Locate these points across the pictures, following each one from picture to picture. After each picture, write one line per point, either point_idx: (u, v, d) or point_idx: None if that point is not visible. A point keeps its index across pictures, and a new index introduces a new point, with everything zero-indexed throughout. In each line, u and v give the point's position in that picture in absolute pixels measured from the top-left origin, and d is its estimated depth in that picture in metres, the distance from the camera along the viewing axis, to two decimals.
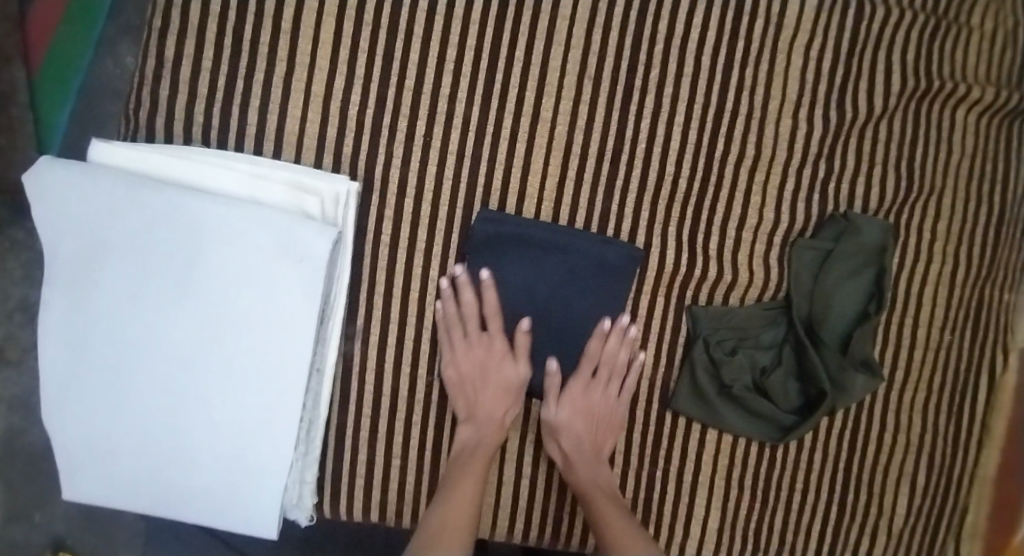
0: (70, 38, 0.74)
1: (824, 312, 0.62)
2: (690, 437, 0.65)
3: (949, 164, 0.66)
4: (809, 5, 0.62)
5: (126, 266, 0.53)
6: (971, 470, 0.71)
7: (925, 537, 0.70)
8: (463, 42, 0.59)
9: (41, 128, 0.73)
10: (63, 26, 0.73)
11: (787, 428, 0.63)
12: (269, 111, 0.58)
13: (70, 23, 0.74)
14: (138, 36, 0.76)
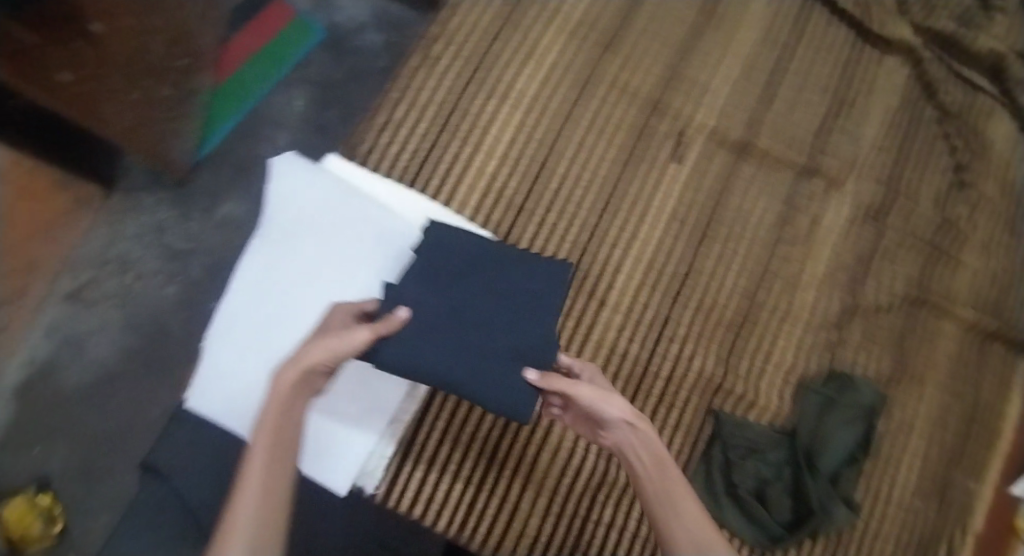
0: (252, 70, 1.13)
1: (823, 444, 0.76)
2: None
3: (930, 360, 0.84)
4: (843, 214, 0.83)
5: (321, 241, 0.71)
6: None
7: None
8: (597, 170, 0.79)
9: (212, 124, 1.10)
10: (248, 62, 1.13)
11: (776, 537, 0.74)
12: (450, 175, 0.77)
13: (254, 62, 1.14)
14: (310, 90, 1.15)
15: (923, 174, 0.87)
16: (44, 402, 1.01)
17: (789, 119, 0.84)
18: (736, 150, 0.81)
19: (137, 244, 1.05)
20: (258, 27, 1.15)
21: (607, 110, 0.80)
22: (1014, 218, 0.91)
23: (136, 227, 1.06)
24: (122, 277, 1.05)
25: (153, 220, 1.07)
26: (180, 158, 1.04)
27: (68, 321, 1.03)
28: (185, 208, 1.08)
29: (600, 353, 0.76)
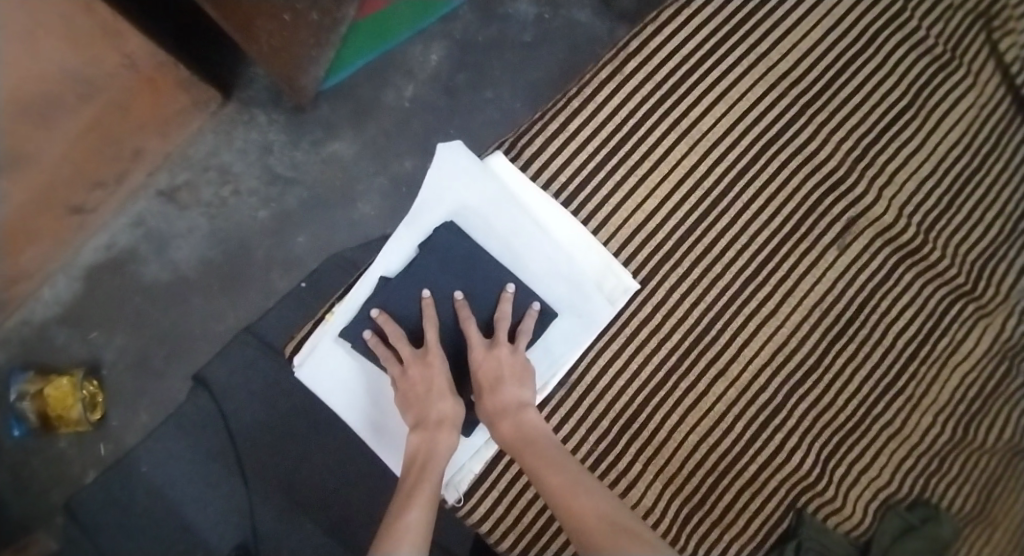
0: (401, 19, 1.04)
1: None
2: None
3: (1007, 510, 0.83)
4: (980, 347, 0.80)
5: (466, 241, 0.68)
6: None
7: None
8: (755, 236, 0.76)
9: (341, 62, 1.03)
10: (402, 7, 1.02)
11: None
12: (608, 202, 0.72)
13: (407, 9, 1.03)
14: (449, 46, 1.10)
15: None
16: (115, 290, 1.00)
17: (957, 236, 0.81)
18: (899, 255, 0.78)
19: (241, 156, 1.02)
20: None
21: (788, 177, 0.77)
22: None
23: (243, 140, 1.02)
24: (219, 187, 1.02)
25: (262, 137, 1.02)
26: (308, 82, 0.99)
27: (158, 215, 1.01)
28: (296, 134, 1.04)
29: (704, 423, 0.74)
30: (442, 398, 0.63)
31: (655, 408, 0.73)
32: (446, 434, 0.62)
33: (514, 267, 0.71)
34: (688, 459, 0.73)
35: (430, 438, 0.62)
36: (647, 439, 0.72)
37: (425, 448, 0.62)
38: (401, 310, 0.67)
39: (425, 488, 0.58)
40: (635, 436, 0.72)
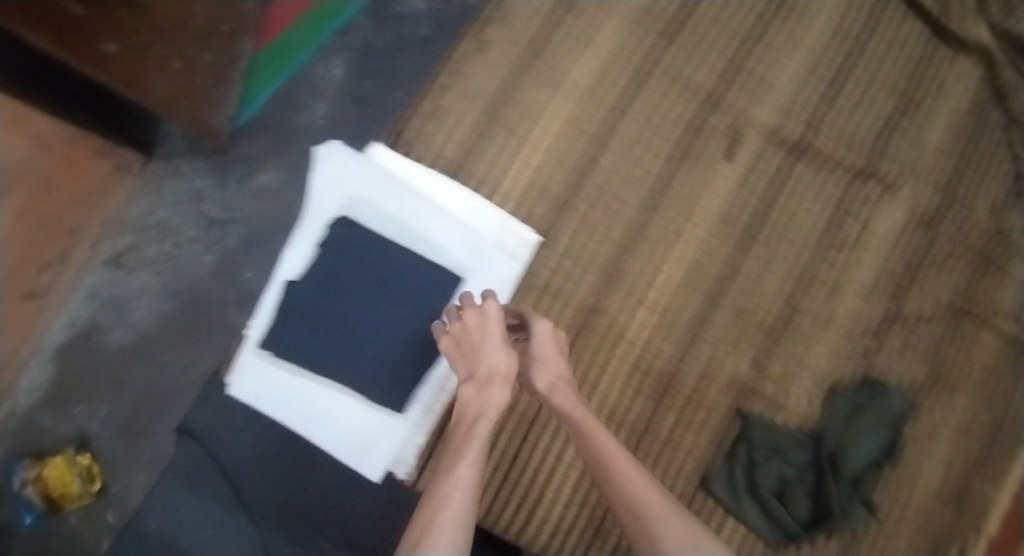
0: (300, 37, 1.01)
1: (848, 452, 0.76)
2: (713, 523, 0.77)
3: (965, 373, 0.83)
4: (894, 221, 0.81)
5: (360, 226, 0.70)
6: None
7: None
8: (644, 164, 0.78)
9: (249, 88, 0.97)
10: (296, 26, 1.00)
11: (792, 534, 0.77)
12: (493, 165, 0.76)
13: (302, 25, 1.01)
14: None
15: (981, 184, 0.85)
16: (58, 374, 0.86)
17: (850, 120, 0.82)
18: (789, 151, 0.80)
19: (173, 210, 1.05)
20: None
21: (663, 103, 0.79)
22: None
23: (171, 186, 0.92)
24: None
25: (182, 172, 0.93)
26: None
27: None
28: (222, 164, 0.94)
29: (635, 351, 0.77)
30: (493, 351, 0.63)
31: (586, 347, 0.76)
32: (497, 388, 0.61)
33: (415, 243, 0.72)
34: (627, 388, 0.76)
35: (483, 390, 0.61)
36: (584, 379, 0.75)
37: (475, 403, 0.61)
38: (316, 305, 0.68)
39: (475, 445, 0.57)
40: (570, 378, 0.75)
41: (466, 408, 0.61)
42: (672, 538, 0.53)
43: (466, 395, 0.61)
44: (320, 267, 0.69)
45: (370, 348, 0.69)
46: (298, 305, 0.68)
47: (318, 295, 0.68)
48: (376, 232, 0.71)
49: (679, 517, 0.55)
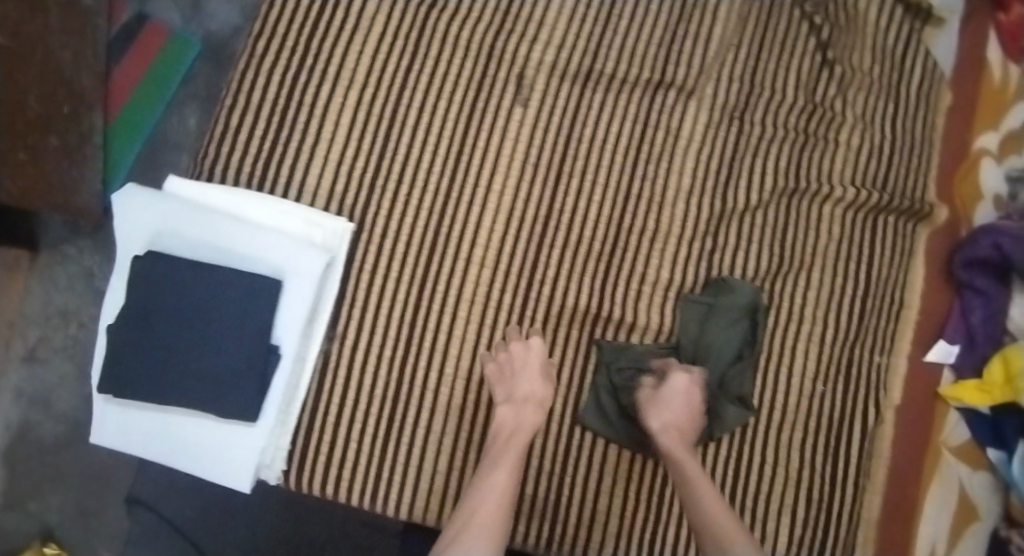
0: (143, 101, 1.08)
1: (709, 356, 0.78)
2: (596, 455, 0.79)
3: (816, 249, 0.83)
4: (701, 122, 0.82)
5: (171, 254, 0.73)
6: (849, 508, 0.83)
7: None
8: (440, 131, 0.80)
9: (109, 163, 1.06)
10: (136, 91, 1.07)
11: None
12: (297, 169, 0.79)
13: (142, 88, 1.08)
14: None
15: (784, 61, 0.83)
16: (11, 477, 1.05)
17: (633, 35, 0.82)
18: (580, 81, 0.81)
19: (70, 293, 1.07)
20: (143, 42, 1.08)
21: (444, 68, 0.81)
22: (890, 80, 0.86)
23: (66, 277, 1.08)
24: (66, 328, 1.07)
25: (79, 266, 1.07)
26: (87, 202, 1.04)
27: (27, 378, 1.06)
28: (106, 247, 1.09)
29: (472, 312, 0.79)
30: (528, 380, 0.73)
31: (425, 318, 0.79)
32: (533, 411, 0.72)
33: (228, 258, 0.74)
34: (473, 348, 0.79)
35: (519, 412, 0.72)
36: (432, 348, 0.79)
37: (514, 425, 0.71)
38: (140, 339, 0.70)
39: (512, 456, 0.68)
40: (417, 351, 0.79)
41: (502, 425, 0.72)
42: (702, 512, 0.63)
43: (507, 413, 0.72)
44: (136, 303, 0.71)
45: (199, 367, 0.71)
46: (128, 345, 0.70)
47: (139, 330, 0.71)
48: (185, 257, 0.73)
49: (710, 493, 0.64)
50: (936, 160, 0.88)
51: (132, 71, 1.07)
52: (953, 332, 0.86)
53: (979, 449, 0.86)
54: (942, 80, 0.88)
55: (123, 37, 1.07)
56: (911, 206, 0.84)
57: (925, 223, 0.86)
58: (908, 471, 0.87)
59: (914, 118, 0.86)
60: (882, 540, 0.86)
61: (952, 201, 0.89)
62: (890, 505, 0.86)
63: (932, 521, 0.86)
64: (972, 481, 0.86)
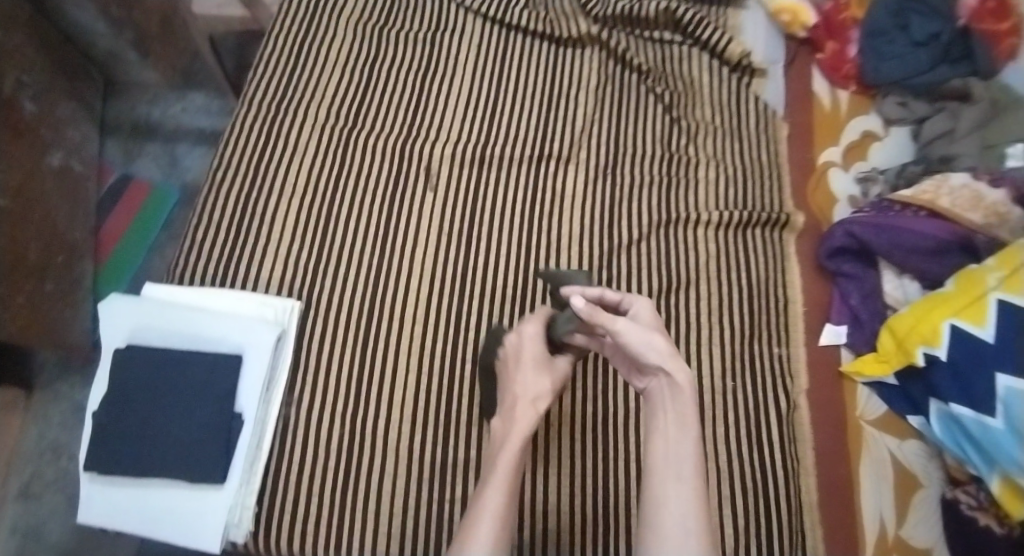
0: (129, 246, 1.25)
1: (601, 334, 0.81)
2: (537, 481, 0.82)
3: (702, 264, 0.94)
4: (580, 181, 0.99)
5: (147, 346, 0.84)
6: (787, 492, 0.84)
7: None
8: (367, 221, 0.96)
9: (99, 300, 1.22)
10: (125, 236, 1.26)
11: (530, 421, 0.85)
12: (249, 264, 0.92)
13: (129, 235, 1.26)
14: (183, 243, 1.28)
15: (640, 125, 1.02)
16: None
17: (512, 125, 1.01)
18: (475, 164, 0.99)
19: (62, 428, 1.12)
20: (128, 198, 1.27)
21: (365, 171, 0.98)
22: (729, 123, 1.02)
23: (59, 413, 1.14)
24: (57, 461, 1.10)
25: (71, 401, 1.15)
26: (76, 336, 1.14)
27: (13, 515, 1.06)
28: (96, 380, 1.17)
29: (410, 360, 0.91)
30: (520, 376, 0.73)
31: (370, 374, 0.90)
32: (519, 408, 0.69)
33: (194, 342, 0.86)
34: (416, 394, 0.89)
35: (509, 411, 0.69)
36: (377, 400, 0.89)
37: (513, 424, 0.67)
38: (119, 419, 0.81)
39: (509, 455, 0.64)
40: (366, 405, 0.89)
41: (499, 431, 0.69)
42: (670, 492, 0.54)
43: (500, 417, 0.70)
44: (116, 388, 0.81)
45: (174, 436, 0.81)
46: (110, 425, 0.80)
47: (119, 411, 0.81)
48: (160, 347, 0.85)
49: (694, 484, 0.54)
50: (785, 175, 1.01)
51: (121, 222, 1.26)
52: (840, 315, 0.94)
53: (902, 419, 0.89)
54: (775, 117, 1.04)
55: (112, 197, 1.27)
56: (769, 217, 0.96)
57: (789, 230, 0.98)
58: (835, 450, 0.89)
59: (757, 151, 1.01)
60: (828, 520, 0.86)
61: (809, 206, 1.00)
62: (829, 485, 0.88)
63: (875, 496, 0.86)
64: (903, 451, 0.88)
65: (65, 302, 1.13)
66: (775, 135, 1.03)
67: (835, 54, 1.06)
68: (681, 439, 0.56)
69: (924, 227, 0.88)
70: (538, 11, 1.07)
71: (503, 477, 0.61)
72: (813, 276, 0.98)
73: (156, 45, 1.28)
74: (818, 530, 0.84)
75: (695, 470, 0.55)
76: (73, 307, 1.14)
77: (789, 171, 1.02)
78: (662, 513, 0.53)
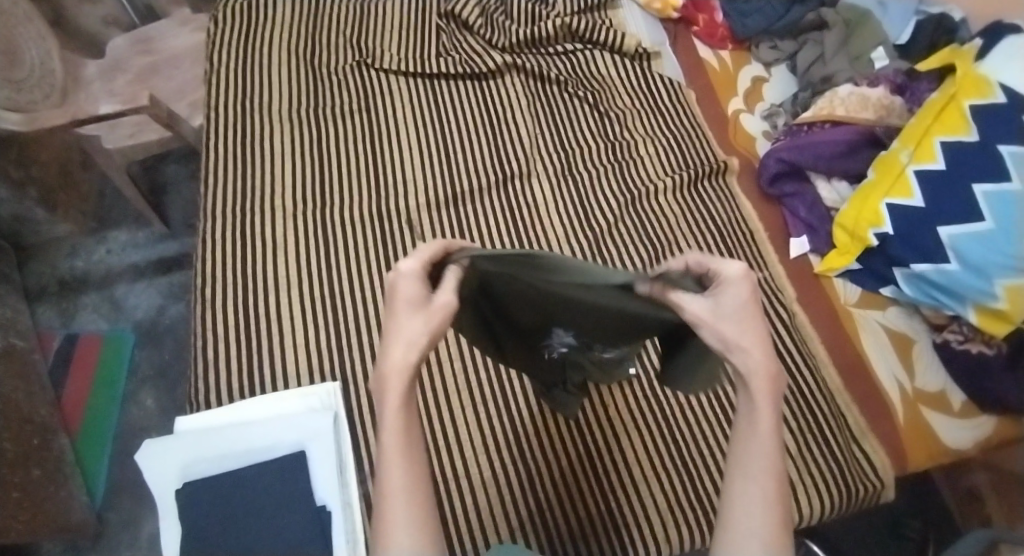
0: (100, 405, 1.16)
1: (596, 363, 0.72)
2: (619, 454, 0.89)
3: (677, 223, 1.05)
4: (547, 187, 1.06)
5: (204, 476, 0.82)
6: (817, 385, 0.98)
7: (821, 448, 0.93)
8: (370, 286, 0.98)
9: (86, 471, 1.11)
10: (91, 396, 1.17)
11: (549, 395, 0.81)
12: (273, 364, 0.92)
13: (96, 394, 1.17)
14: (155, 382, 1.19)
15: (575, 125, 1.12)
16: None
17: (468, 159, 1.08)
18: (450, 204, 1.04)
19: None
20: (81, 358, 1.19)
21: (351, 242, 1.00)
22: (649, 101, 1.15)
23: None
24: None
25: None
26: (78, 512, 1.04)
27: None
28: (113, 553, 1.06)
29: (462, 396, 0.92)
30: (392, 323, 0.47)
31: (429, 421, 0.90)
32: (393, 363, 0.46)
33: (250, 455, 0.84)
34: (480, 424, 0.91)
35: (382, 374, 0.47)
36: (445, 444, 0.89)
37: (388, 382, 0.47)
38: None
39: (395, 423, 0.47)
40: (436, 453, 0.88)
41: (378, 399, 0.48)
42: (741, 500, 0.49)
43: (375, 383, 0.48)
44: (191, 528, 0.79)
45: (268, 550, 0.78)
46: None
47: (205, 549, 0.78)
48: (218, 472, 0.82)
49: (766, 491, 0.48)
50: (709, 130, 1.15)
51: (81, 385, 1.17)
52: (797, 228, 1.08)
53: (876, 293, 1.04)
54: (682, 87, 1.18)
55: (62, 362, 1.18)
56: (711, 168, 1.09)
57: (732, 173, 1.11)
58: (838, 338, 1.03)
59: (680, 117, 1.14)
60: (858, 396, 0.99)
61: (735, 149, 1.14)
62: (846, 367, 1.01)
63: (884, 361, 1.00)
64: (888, 318, 1.02)
65: (58, 483, 1.02)
66: (688, 101, 1.16)
67: (708, 23, 1.22)
68: (757, 431, 0.49)
69: (836, 135, 1.04)
70: (452, 56, 1.16)
71: (395, 452, 0.46)
72: (764, 205, 1.12)
73: (62, 196, 1.21)
74: (852, 407, 0.97)
75: (768, 466, 0.48)
76: (67, 485, 1.04)
77: (710, 126, 1.16)
78: (730, 510, 0.49)
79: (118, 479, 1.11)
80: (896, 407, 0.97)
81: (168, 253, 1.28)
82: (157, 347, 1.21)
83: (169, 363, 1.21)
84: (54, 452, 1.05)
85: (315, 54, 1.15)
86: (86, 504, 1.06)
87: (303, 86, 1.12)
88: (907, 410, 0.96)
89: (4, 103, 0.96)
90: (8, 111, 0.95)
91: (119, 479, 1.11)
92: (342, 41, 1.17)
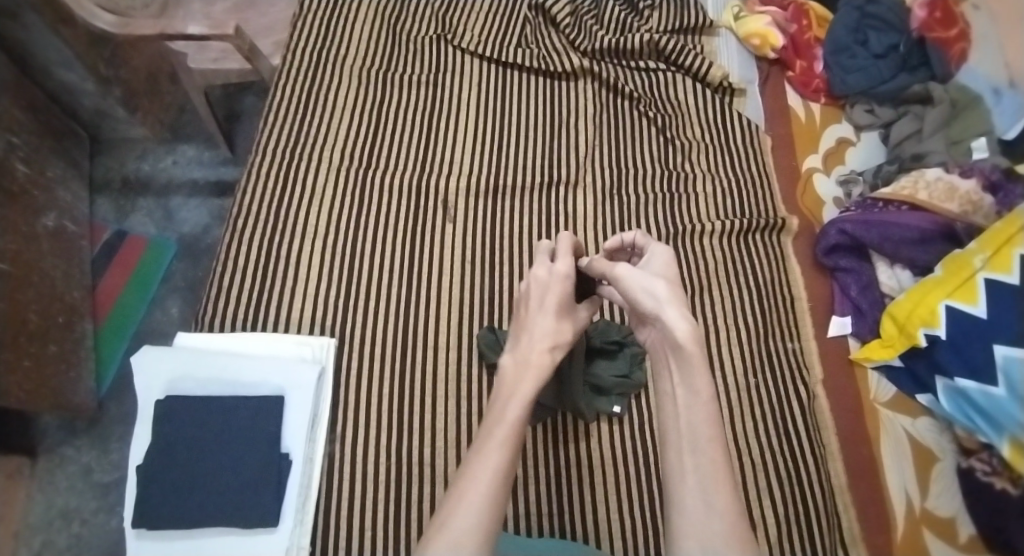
0: (128, 301, 1.22)
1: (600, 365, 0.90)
2: (586, 488, 0.87)
3: (713, 273, 0.99)
4: (590, 201, 1.03)
5: (185, 392, 0.84)
6: (819, 477, 0.89)
7: (804, 546, 0.85)
8: (393, 255, 0.98)
9: (100, 360, 1.17)
10: (124, 292, 1.23)
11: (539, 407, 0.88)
12: (280, 305, 0.93)
13: (128, 291, 1.23)
14: (182, 293, 1.24)
15: (633, 142, 1.09)
16: None
17: (519, 154, 1.07)
18: (491, 194, 1.03)
19: (70, 491, 1.08)
20: (124, 254, 1.26)
21: (386, 208, 1.01)
22: (720, 140, 1.10)
23: (66, 478, 1.09)
24: (68, 528, 1.06)
25: (78, 464, 1.10)
26: (82, 395, 1.09)
27: None
28: (102, 441, 1.12)
29: (448, 385, 0.90)
30: (543, 320, 0.64)
31: (410, 400, 0.89)
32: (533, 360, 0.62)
33: (232, 387, 0.86)
34: (461, 413, 0.89)
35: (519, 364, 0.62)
36: (419, 427, 0.88)
37: (526, 366, 0.62)
38: (164, 469, 0.79)
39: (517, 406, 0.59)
40: (410, 433, 0.87)
41: (509, 377, 0.62)
42: (696, 488, 0.50)
43: (508, 363, 0.63)
44: (158, 439, 0.81)
45: (222, 479, 0.80)
46: (154, 475, 0.79)
47: (167, 462, 0.80)
48: (200, 393, 0.85)
49: (717, 475, 0.50)
50: (775, 184, 1.08)
51: (116, 281, 1.24)
52: (843, 308, 1.01)
53: (910, 398, 0.96)
54: (759, 132, 1.12)
55: (108, 253, 1.25)
56: (766, 222, 1.03)
57: (787, 233, 1.04)
58: (856, 434, 0.95)
59: (747, 163, 1.08)
60: (859, 499, 0.91)
61: (800, 209, 1.09)
62: (855, 467, 0.93)
63: (898, 472, 0.92)
64: (916, 428, 0.94)
65: (70, 364, 1.08)
66: (762, 148, 1.10)
67: (804, 70, 1.17)
68: (694, 400, 0.53)
69: (910, 219, 0.96)
70: (531, 49, 1.14)
71: (505, 429, 0.56)
72: (813, 275, 1.06)
73: (144, 102, 1.28)
74: (852, 512, 0.89)
75: (711, 432, 0.51)
76: (77, 367, 1.09)
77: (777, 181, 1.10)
78: (681, 490, 0.50)
79: (125, 375, 1.16)
80: (896, 524, 0.89)
81: (226, 177, 1.33)
82: (193, 262, 1.26)
83: (199, 279, 1.25)
84: (74, 335, 1.11)
85: (400, 20, 1.16)
86: (90, 389, 1.12)
87: (380, 49, 1.13)
88: (907, 528, 0.88)
89: (103, 3, 1.02)
90: (105, 12, 1.00)
91: (125, 376, 1.16)
92: (429, 14, 1.18)
